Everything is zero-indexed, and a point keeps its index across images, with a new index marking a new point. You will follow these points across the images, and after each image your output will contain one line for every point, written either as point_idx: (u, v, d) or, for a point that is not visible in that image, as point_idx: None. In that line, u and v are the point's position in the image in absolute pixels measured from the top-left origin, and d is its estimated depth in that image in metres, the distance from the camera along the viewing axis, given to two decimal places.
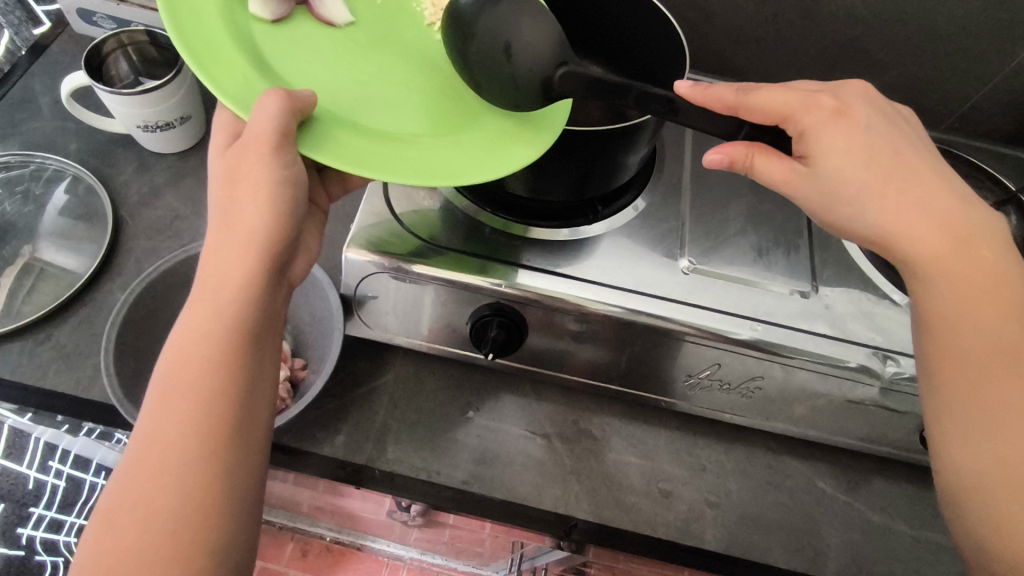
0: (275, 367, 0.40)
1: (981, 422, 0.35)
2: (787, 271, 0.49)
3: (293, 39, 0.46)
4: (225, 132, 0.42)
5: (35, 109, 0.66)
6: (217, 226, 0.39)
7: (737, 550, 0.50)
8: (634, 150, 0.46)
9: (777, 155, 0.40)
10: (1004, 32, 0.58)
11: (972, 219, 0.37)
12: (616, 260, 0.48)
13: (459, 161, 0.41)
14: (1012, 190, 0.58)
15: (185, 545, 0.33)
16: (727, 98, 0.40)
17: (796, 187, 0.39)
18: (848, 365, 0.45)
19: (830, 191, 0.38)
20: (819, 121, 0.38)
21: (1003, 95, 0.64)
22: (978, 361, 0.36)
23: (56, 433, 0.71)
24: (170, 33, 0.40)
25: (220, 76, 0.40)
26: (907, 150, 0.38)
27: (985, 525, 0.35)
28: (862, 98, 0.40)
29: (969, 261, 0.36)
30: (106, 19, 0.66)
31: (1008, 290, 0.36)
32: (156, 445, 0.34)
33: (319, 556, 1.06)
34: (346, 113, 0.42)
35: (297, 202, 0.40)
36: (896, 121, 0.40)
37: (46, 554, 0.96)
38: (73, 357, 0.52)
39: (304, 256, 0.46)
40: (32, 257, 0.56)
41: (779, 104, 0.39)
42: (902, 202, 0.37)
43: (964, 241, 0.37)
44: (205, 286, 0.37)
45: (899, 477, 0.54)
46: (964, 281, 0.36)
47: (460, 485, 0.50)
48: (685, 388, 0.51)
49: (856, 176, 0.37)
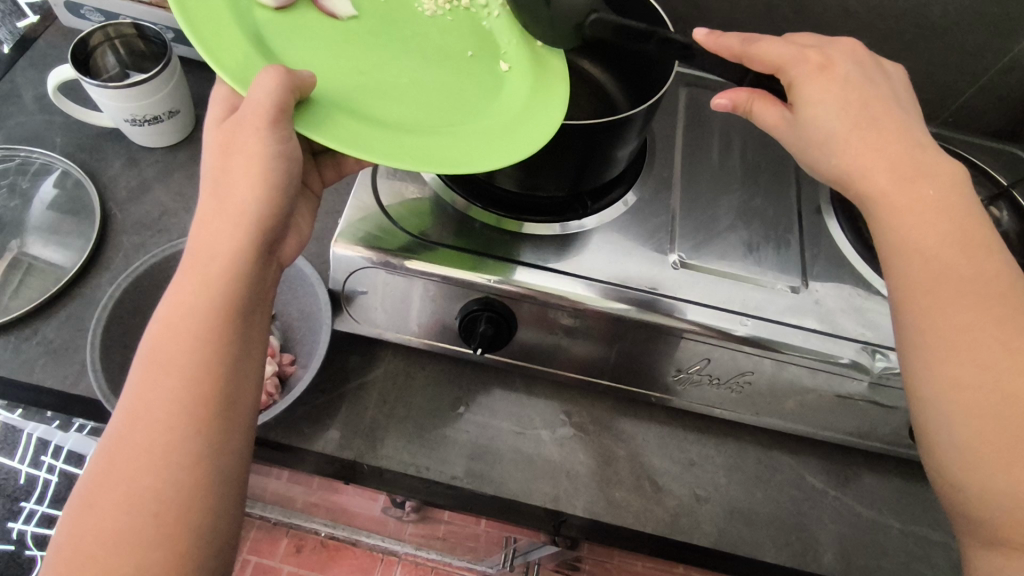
0: (263, 345, 0.40)
1: (932, 350, 0.35)
2: (777, 267, 0.49)
3: (298, 26, 0.45)
4: (224, 105, 0.41)
5: (23, 103, 0.65)
6: (208, 203, 0.39)
7: (725, 545, 0.50)
8: (623, 143, 0.45)
9: (774, 102, 0.42)
10: (997, 27, 0.58)
11: (924, 158, 0.38)
12: (607, 254, 0.48)
13: (456, 152, 0.41)
14: (1004, 185, 0.58)
15: (169, 526, 0.33)
16: (733, 48, 0.42)
17: (785, 131, 0.42)
18: (838, 361, 0.45)
19: (808, 136, 0.40)
20: (804, 73, 0.40)
21: (995, 90, 0.63)
22: (927, 288, 0.36)
23: (47, 428, 0.70)
24: (176, 15, 0.40)
25: (220, 53, 0.40)
26: (876, 98, 0.40)
27: (949, 456, 0.35)
28: (849, 56, 0.41)
29: (913, 193, 0.37)
30: (94, 12, 0.66)
31: (958, 220, 0.37)
32: (140, 424, 0.34)
33: (313, 551, 1.07)
34: (346, 99, 0.42)
35: (291, 178, 0.40)
36: (875, 78, 0.41)
37: (37, 548, 0.94)
38: (60, 353, 0.52)
39: (294, 239, 0.45)
40: (20, 252, 0.56)
41: (777, 54, 0.41)
42: (864, 145, 0.38)
43: (910, 177, 0.38)
44: (195, 263, 0.37)
45: (888, 472, 0.54)
46: (908, 213, 0.37)
47: (450, 480, 0.50)
48: (675, 383, 0.51)
49: (827, 121, 0.39)
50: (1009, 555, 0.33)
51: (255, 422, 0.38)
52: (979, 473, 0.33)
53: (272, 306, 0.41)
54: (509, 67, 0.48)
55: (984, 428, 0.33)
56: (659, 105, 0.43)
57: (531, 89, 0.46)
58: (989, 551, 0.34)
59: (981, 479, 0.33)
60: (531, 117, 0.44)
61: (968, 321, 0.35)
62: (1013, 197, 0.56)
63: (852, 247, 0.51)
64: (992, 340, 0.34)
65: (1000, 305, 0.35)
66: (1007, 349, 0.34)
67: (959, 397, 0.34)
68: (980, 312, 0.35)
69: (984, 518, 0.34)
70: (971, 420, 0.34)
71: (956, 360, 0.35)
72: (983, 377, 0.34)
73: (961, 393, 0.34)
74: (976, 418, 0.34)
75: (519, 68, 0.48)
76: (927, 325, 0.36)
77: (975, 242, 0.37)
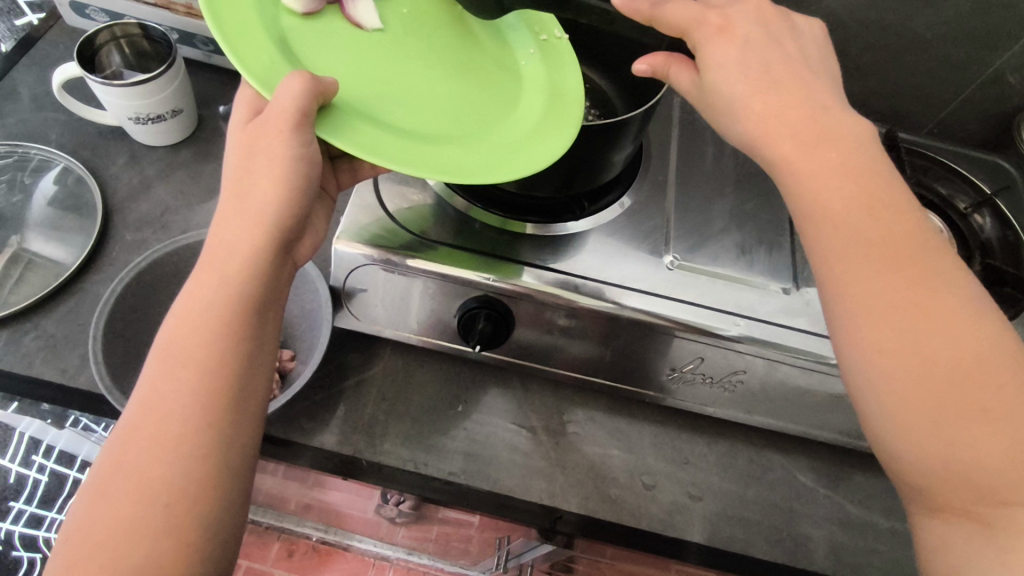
0: (275, 338, 0.40)
1: (856, 320, 0.36)
2: (769, 269, 0.50)
3: (322, 33, 0.46)
4: (248, 107, 0.43)
5: (24, 100, 0.66)
6: (229, 201, 0.39)
7: (718, 542, 0.51)
8: (619, 148, 0.47)
9: (690, 65, 0.42)
10: (981, 40, 0.60)
11: (829, 122, 0.39)
12: (603, 255, 0.49)
13: (474, 162, 0.42)
14: (987, 193, 0.59)
15: (179, 518, 0.34)
16: (642, 9, 0.41)
17: (696, 96, 0.42)
18: (829, 360, 0.46)
19: (715, 100, 0.40)
20: (705, 37, 0.40)
21: (978, 102, 0.66)
22: (845, 256, 0.36)
23: (41, 426, 0.70)
24: (207, 17, 0.41)
25: (247, 57, 0.41)
26: (780, 59, 0.40)
27: (885, 429, 0.35)
28: (750, 15, 0.42)
29: (817, 159, 0.38)
30: (99, 12, 0.66)
31: (863, 181, 0.37)
32: (154, 415, 0.35)
33: (305, 555, 1.07)
34: (366, 108, 0.43)
35: (309, 181, 0.41)
36: (779, 35, 0.42)
37: (23, 549, 0.95)
38: (60, 347, 0.52)
39: (310, 236, 0.46)
40: (20, 247, 0.56)
41: (681, 16, 0.41)
42: (767, 110, 0.39)
43: (814, 143, 0.38)
44: (214, 257, 0.38)
45: (876, 471, 0.55)
46: (815, 179, 0.37)
47: (448, 477, 0.51)
48: (669, 381, 0.52)
49: (733, 85, 0.39)
50: (949, 522, 0.34)
51: (263, 415, 0.39)
52: (917, 447, 0.34)
53: (286, 302, 0.42)
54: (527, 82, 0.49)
55: (910, 396, 0.34)
56: (654, 109, 0.45)
57: (545, 104, 0.47)
58: (935, 520, 0.35)
59: (923, 455, 0.34)
60: (547, 129, 0.45)
61: (884, 286, 0.35)
62: (996, 204, 0.58)
63: None
64: (913, 308, 0.35)
65: (915, 270, 0.36)
66: (925, 313, 0.35)
67: (890, 366, 0.35)
68: (897, 279, 0.35)
69: (926, 492, 0.35)
70: (900, 391, 0.34)
71: (880, 332, 0.35)
72: (910, 351, 0.34)
73: (889, 364, 0.35)
74: (909, 392, 0.34)
75: (536, 84, 0.49)
76: (849, 294, 0.36)
77: (885, 205, 0.37)
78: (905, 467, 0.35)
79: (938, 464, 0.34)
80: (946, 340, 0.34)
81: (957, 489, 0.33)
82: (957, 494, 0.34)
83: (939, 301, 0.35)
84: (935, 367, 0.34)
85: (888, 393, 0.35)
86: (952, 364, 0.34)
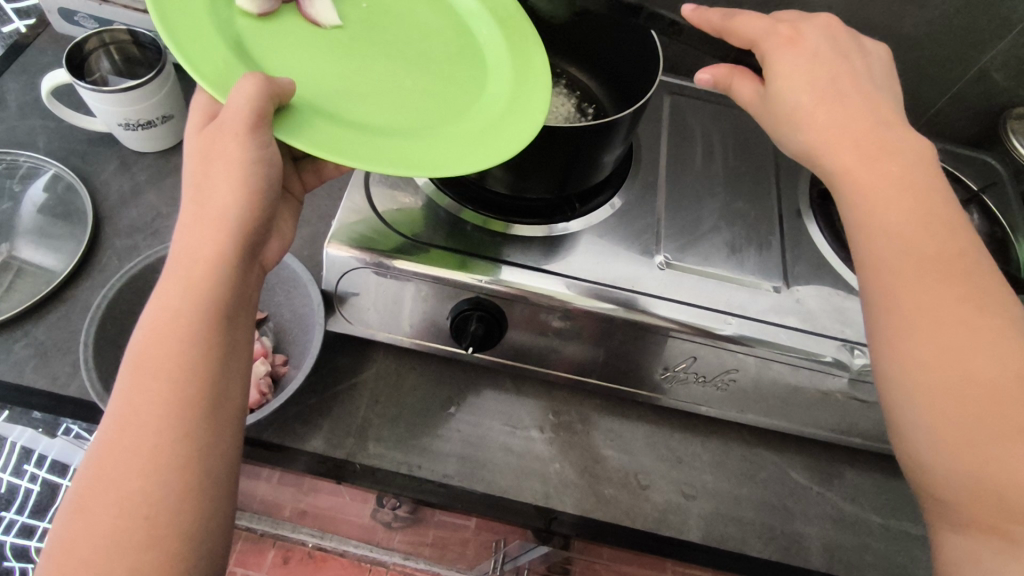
0: (249, 345, 0.40)
1: (903, 335, 0.36)
2: (758, 268, 0.51)
3: (278, 33, 0.46)
4: (203, 114, 0.43)
5: (13, 107, 0.65)
6: (189, 209, 0.39)
7: (712, 540, 0.51)
8: (610, 149, 0.47)
9: (753, 78, 0.45)
10: (964, 41, 0.61)
11: (890, 135, 0.40)
12: (595, 256, 0.49)
13: (439, 153, 0.42)
14: (974, 190, 0.60)
15: (159, 530, 0.33)
16: (714, 21, 0.44)
17: (758, 106, 0.44)
18: (821, 358, 0.46)
19: (778, 111, 0.42)
20: (774, 46, 0.43)
21: (963, 100, 0.67)
22: (892, 267, 0.37)
23: (33, 435, 0.70)
24: (156, 22, 0.40)
25: (199, 60, 0.41)
26: (846, 73, 0.42)
27: (925, 454, 0.35)
28: (820, 29, 0.44)
29: (878, 170, 0.39)
30: (88, 19, 0.66)
31: (920, 194, 0.38)
32: (128, 427, 0.35)
33: (300, 562, 1.06)
34: (327, 106, 0.43)
35: (271, 184, 0.41)
36: (850, 54, 0.43)
37: (15, 560, 0.95)
38: (51, 354, 0.52)
39: (276, 240, 0.46)
40: (9, 255, 0.55)
41: (750, 28, 0.43)
42: (829, 121, 0.40)
43: (874, 154, 0.39)
44: (179, 264, 0.38)
45: (869, 468, 0.56)
46: (873, 188, 0.39)
47: (442, 479, 0.51)
48: (662, 380, 0.52)
49: (795, 96, 0.41)
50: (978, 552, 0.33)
51: (241, 420, 0.39)
52: (955, 468, 0.33)
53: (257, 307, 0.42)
54: (490, 71, 0.49)
55: (963, 415, 0.33)
56: (643, 109, 0.45)
57: (509, 92, 0.47)
58: (968, 551, 0.33)
59: (960, 480, 0.33)
60: (514, 117, 0.45)
61: (935, 300, 0.36)
62: (983, 200, 0.59)
63: (830, 246, 0.53)
64: (960, 329, 0.35)
65: (966, 287, 0.36)
66: (973, 327, 0.35)
67: (931, 378, 0.35)
68: (946, 290, 0.36)
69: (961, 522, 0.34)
70: (948, 409, 0.34)
71: (928, 347, 0.35)
72: (953, 365, 0.34)
73: (934, 382, 0.34)
74: (956, 410, 0.34)
75: (500, 73, 0.49)
76: (896, 301, 0.37)
77: (939, 220, 0.38)
78: (942, 497, 0.34)
79: (974, 488, 0.33)
80: (992, 357, 0.34)
81: (989, 508, 0.32)
82: (987, 513, 0.32)
83: (984, 317, 0.35)
84: (985, 387, 0.33)
85: (934, 413, 0.34)
86: (994, 383, 0.33)
